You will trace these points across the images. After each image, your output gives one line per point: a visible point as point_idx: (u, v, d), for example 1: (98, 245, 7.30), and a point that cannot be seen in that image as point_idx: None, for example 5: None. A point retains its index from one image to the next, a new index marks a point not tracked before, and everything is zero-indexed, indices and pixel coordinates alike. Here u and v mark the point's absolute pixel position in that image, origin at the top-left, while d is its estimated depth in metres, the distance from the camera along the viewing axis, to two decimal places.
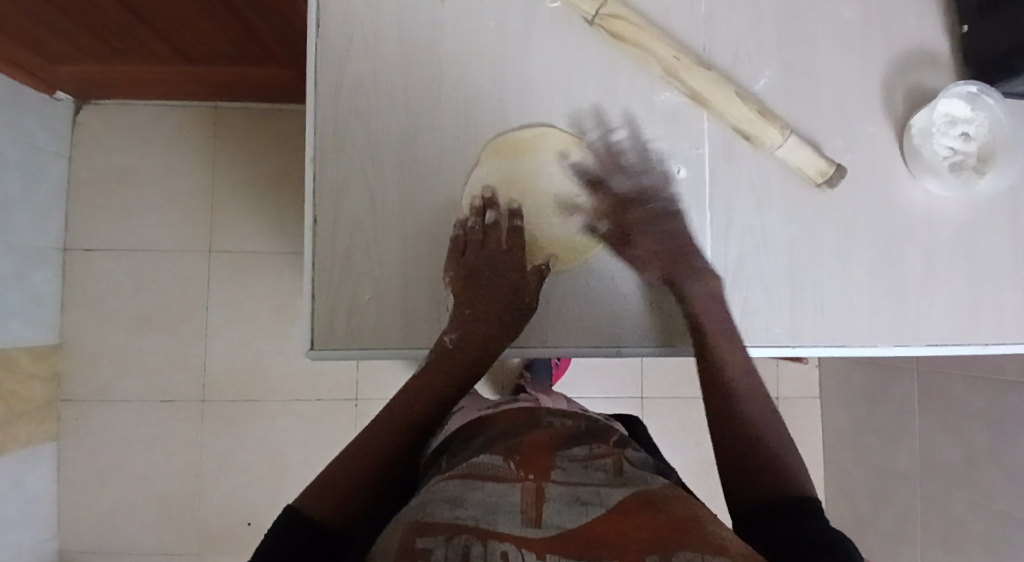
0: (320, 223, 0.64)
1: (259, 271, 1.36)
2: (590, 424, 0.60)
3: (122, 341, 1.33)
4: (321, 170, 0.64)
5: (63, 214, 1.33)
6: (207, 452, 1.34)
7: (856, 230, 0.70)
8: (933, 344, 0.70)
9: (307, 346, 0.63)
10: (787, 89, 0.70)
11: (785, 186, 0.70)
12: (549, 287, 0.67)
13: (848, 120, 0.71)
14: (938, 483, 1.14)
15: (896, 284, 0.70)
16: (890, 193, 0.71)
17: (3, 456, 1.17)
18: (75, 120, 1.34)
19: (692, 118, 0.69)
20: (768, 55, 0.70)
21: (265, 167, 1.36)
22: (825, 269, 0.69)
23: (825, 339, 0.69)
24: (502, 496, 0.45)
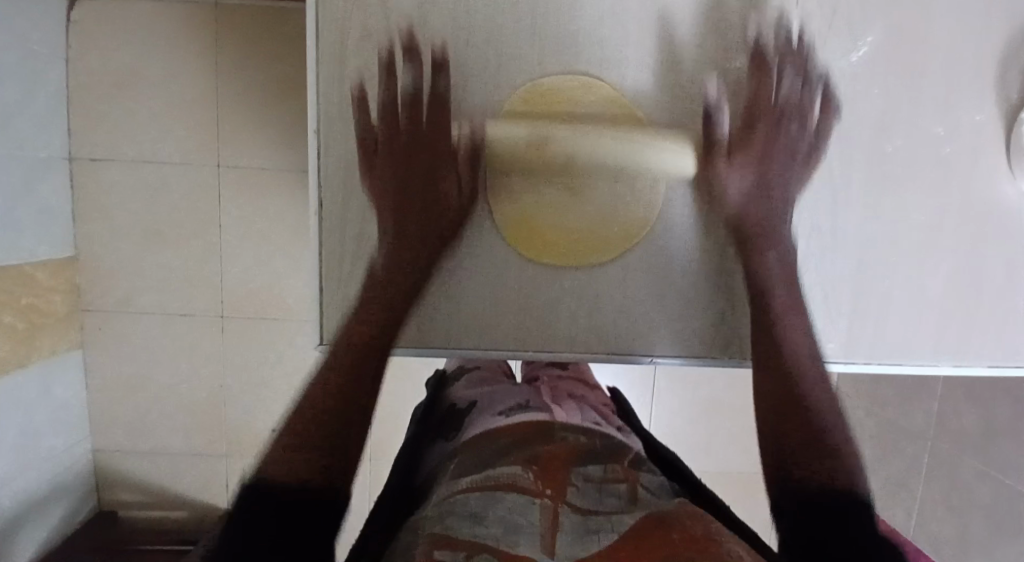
0: (326, 206, 0.60)
1: (272, 189, 1.30)
2: (607, 442, 0.58)
3: (137, 255, 1.32)
4: (326, 146, 0.59)
5: (65, 121, 1.26)
6: (228, 366, 1.37)
7: (941, 232, 0.62)
8: (993, 365, 0.65)
9: (315, 340, 0.62)
10: (889, 61, 0.60)
11: (872, 177, 0.61)
12: (586, 290, 0.63)
13: (953, 105, 0.60)
14: (949, 444, 1.13)
15: (969, 302, 0.64)
16: (982, 195, 0.62)
17: (29, 367, 1.20)
18: (68, 16, 1.23)
19: (763, 94, 0.60)
20: (868, 12, 0.59)
21: (272, 75, 1.26)
22: (892, 278, 0.63)
23: (880, 356, 0.64)
24: (521, 513, 0.43)
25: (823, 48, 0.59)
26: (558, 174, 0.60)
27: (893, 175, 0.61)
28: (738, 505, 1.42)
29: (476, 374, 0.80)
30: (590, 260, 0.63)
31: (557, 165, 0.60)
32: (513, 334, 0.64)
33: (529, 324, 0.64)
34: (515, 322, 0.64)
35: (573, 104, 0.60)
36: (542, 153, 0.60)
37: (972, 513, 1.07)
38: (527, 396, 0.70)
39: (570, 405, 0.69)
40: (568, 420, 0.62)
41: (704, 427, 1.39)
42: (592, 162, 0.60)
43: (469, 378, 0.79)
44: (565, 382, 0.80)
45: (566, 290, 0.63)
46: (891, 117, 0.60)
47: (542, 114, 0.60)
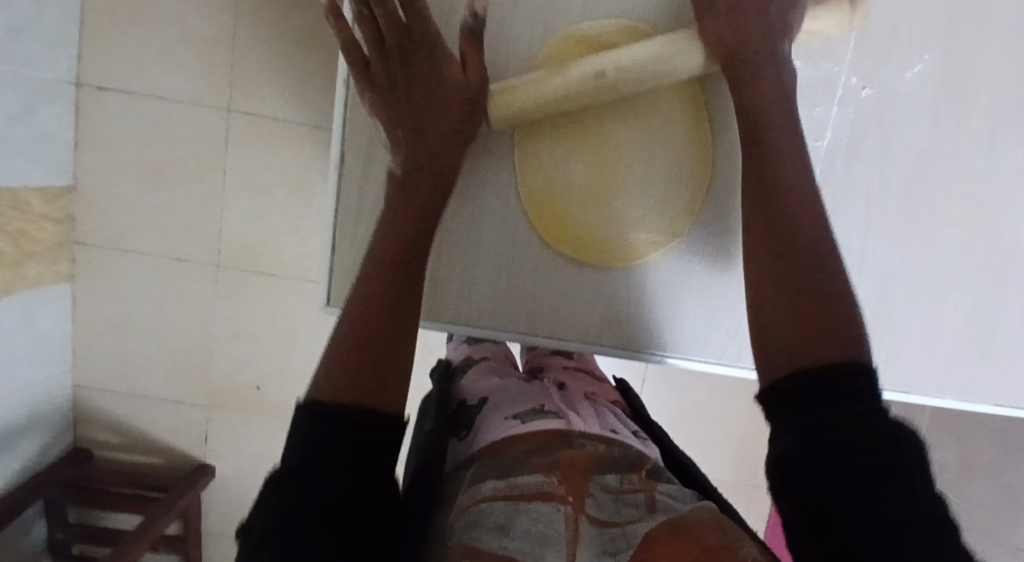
0: (345, 162, 0.59)
1: (280, 141, 1.27)
2: (626, 452, 0.54)
3: (136, 192, 1.28)
4: (352, 98, 0.58)
5: (74, 44, 1.21)
6: (218, 317, 1.34)
7: (969, 269, 0.61)
8: (1001, 407, 0.64)
9: (321, 301, 0.62)
10: (945, 84, 0.58)
11: (912, 201, 0.59)
12: (603, 284, 0.62)
13: (1002, 140, 0.59)
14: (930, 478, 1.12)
15: (985, 346, 0.63)
16: (1017, 234, 0.61)
17: (15, 294, 1.17)
18: None
19: (813, 102, 0.57)
20: (931, 31, 0.57)
21: (292, 22, 1.22)
22: (916, 309, 0.61)
23: (889, 384, 0.62)
24: (545, 523, 0.43)
25: (879, 61, 0.57)
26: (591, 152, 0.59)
27: (932, 204, 0.59)
28: None
29: (485, 366, 0.77)
30: (611, 260, 0.61)
31: (589, 150, 0.59)
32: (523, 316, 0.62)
33: (543, 309, 0.62)
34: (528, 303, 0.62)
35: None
36: (582, 133, 0.59)
37: None
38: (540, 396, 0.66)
39: (586, 410, 0.66)
40: (587, 428, 0.58)
41: (690, 432, 1.38)
42: (630, 143, 0.59)
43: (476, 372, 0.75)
44: (573, 375, 0.78)
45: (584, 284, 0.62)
46: (940, 145, 0.59)
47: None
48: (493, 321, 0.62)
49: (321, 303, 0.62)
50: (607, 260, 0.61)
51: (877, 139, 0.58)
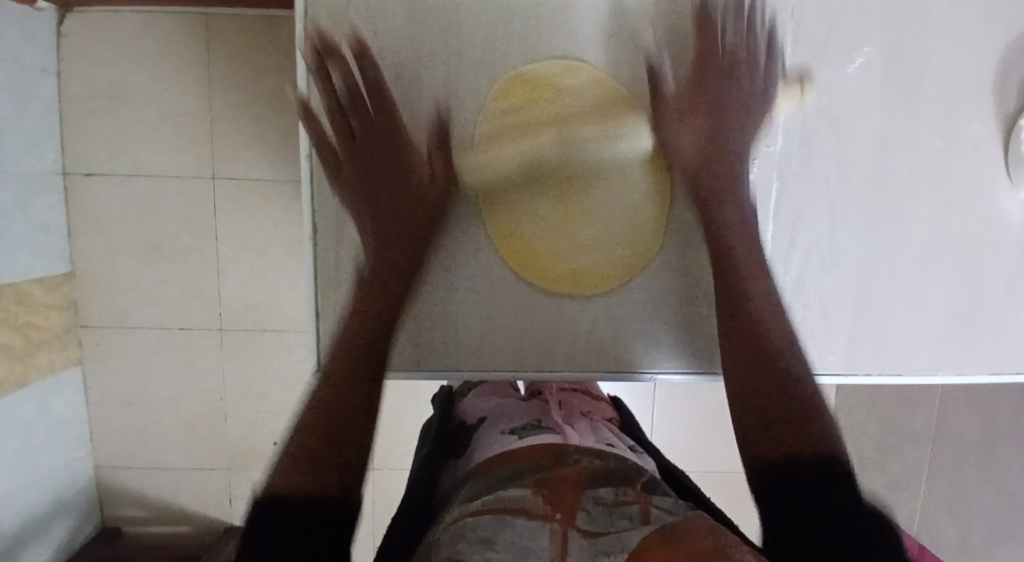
0: (320, 230, 0.61)
1: (268, 201, 1.30)
2: (622, 465, 0.55)
3: (134, 269, 1.31)
4: (318, 174, 0.60)
5: (58, 136, 1.25)
6: (229, 379, 1.36)
7: (940, 247, 0.62)
8: (996, 373, 0.65)
9: None
10: (885, 74, 0.59)
11: (871, 192, 0.61)
12: (583, 314, 0.64)
13: (951, 119, 0.60)
14: (951, 445, 1.12)
15: (972, 318, 0.64)
16: (985, 205, 0.62)
17: (28, 385, 1.19)
18: (59, 31, 1.23)
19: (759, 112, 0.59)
20: (863, 26, 0.59)
21: (263, 86, 1.25)
22: (896, 294, 0.63)
23: (882, 368, 0.64)
24: (530, 538, 0.43)
25: (819, 63, 0.59)
26: (551, 190, 0.61)
27: (891, 188, 0.61)
28: (743, 507, 1.41)
29: (483, 390, 0.80)
30: (589, 289, 0.64)
31: (552, 183, 0.61)
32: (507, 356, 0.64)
33: (526, 346, 0.64)
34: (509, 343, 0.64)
35: (572, 93, 0.60)
36: (542, 170, 0.61)
37: (979, 518, 1.06)
38: (538, 414, 0.69)
39: (583, 425, 0.69)
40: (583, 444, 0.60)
41: (707, 430, 1.38)
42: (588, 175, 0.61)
43: (476, 400, 0.77)
44: (569, 395, 0.79)
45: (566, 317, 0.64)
46: (890, 134, 0.60)
47: (549, 124, 0.61)
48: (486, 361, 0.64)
49: None
50: (585, 289, 0.64)
51: (826, 135, 0.60)
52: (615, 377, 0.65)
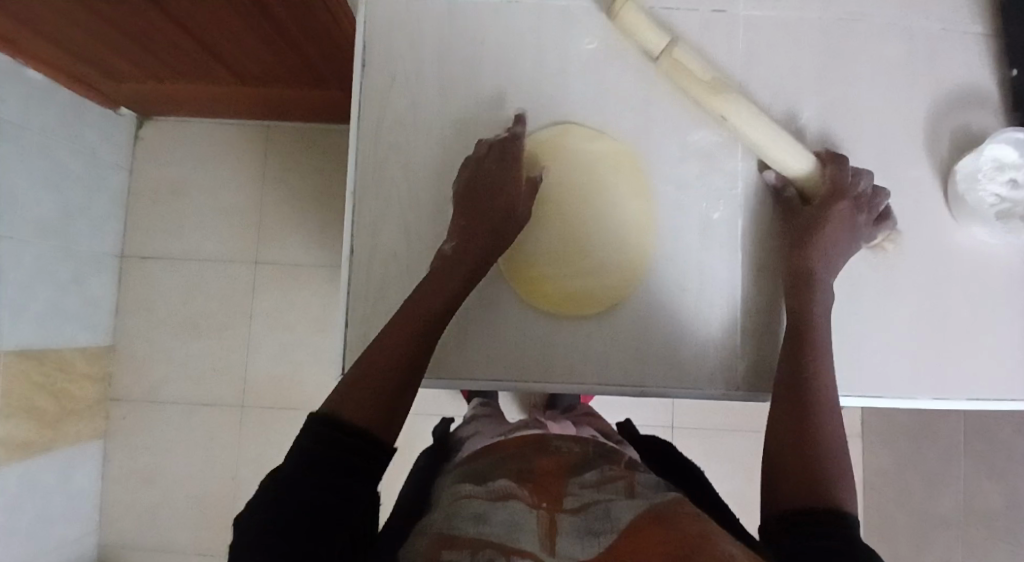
0: (358, 253, 0.62)
1: (301, 283, 1.40)
2: (600, 449, 0.61)
3: (169, 344, 1.39)
4: (359, 204, 0.62)
5: (121, 224, 1.40)
6: (243, 457, 1.38)
7: (900, 275, 0.63)
8: (977, 399, 0.62)
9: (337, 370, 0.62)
10: (824, 130, 0.65)
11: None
12: (575, 339, 0.63)
13: (891, 168, 0.65)
14: (979, 533, 1.04)
15: (942, 340, 0.63)
16: (934, 238, 0.64)
17: (53, 453, 1.23)
18: (137, 135, 1.42)
19: (721, 160, 0.64)
20: (812, 96, 0.65)
21: (308, 182, 1.41)
22: (864, 318, 0.63)
23: (862, 390, 0.62)
24: (521, 518, 0.45)
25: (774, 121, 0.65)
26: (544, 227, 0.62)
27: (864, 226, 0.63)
28: None
29: (483, 414, 0.85)
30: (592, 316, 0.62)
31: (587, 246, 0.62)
32: (507, 370, 0.62)
33: (527, 362, 0.62)
34: (507, 360, 0.62)
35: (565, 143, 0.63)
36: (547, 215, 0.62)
37: None
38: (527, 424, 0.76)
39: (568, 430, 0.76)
40: (562, 435, 0.66)
41: None
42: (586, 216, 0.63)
43: (479, 418, 0.84)
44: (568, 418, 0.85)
45: (560, 340, 0.63)
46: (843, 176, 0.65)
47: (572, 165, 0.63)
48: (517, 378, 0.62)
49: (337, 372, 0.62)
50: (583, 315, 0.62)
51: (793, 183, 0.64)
52: (612, 392, 0.62)
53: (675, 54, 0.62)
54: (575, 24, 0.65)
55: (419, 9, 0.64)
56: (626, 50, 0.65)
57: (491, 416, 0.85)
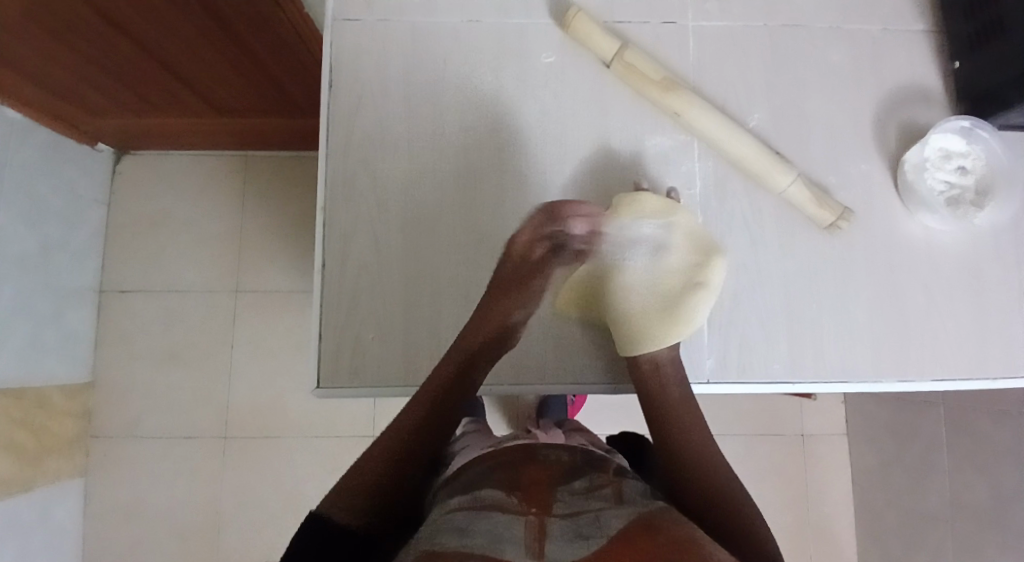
0: (329, 264, 0.62)
1: (282, 309, 1.40)
2: (586, 458, 0.62)
3: (151, 377, 1.38)
4: (330, 217, 0.63)
5: (100, 257, 1.40)
6: (228, 488, 1.35)
7: (855, 263, 0.65)
8: (940, 381, 0.64)
9: (313, 383, 0.61)
10: (778, 132, 0.67)
11: (782, 220, 0.65)
12: (554, 335, 0.64)
13: (843, 163, 0.67)
14: (970, 524, 1.05)
15: (900, 324, 0.64)
16: (887, 226, 0.66)
17: (32, 492, 1.20)
18: (114, 169, 1.43)
19: (679, 160, 0.66)
20: (765, 99, 0.68)
21: (287, 209, 1.42)
22: (825, 305, 0.64)
23: (826, 376, 0.63)
24: (507, 527, 0.44)
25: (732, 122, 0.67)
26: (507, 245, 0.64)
27: (820, 221, 0.65)
28: None
29: (471, 431, 0.84)
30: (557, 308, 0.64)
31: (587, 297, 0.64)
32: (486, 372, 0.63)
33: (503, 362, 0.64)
34: None
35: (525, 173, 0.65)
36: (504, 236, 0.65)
37: None
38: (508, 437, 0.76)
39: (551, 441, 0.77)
40: (546, 446, 0.66)
41: None
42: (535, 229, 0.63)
43: (467, 434, 0.84)
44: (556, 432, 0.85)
45: (539, 339, 0.64)
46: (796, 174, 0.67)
47: (540, 166, 0.65)
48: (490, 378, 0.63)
49: (314, 385, 0.62)
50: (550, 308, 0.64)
51: (753, 180, 0.66)
52: (589, 389, 0.64)
53: (626, 58, 0.65)
54: (535, 39, 0.67)
55: (383, 28, 0.66)
56: (584, 62, 0.67)
57: (482, 433, 0.84)
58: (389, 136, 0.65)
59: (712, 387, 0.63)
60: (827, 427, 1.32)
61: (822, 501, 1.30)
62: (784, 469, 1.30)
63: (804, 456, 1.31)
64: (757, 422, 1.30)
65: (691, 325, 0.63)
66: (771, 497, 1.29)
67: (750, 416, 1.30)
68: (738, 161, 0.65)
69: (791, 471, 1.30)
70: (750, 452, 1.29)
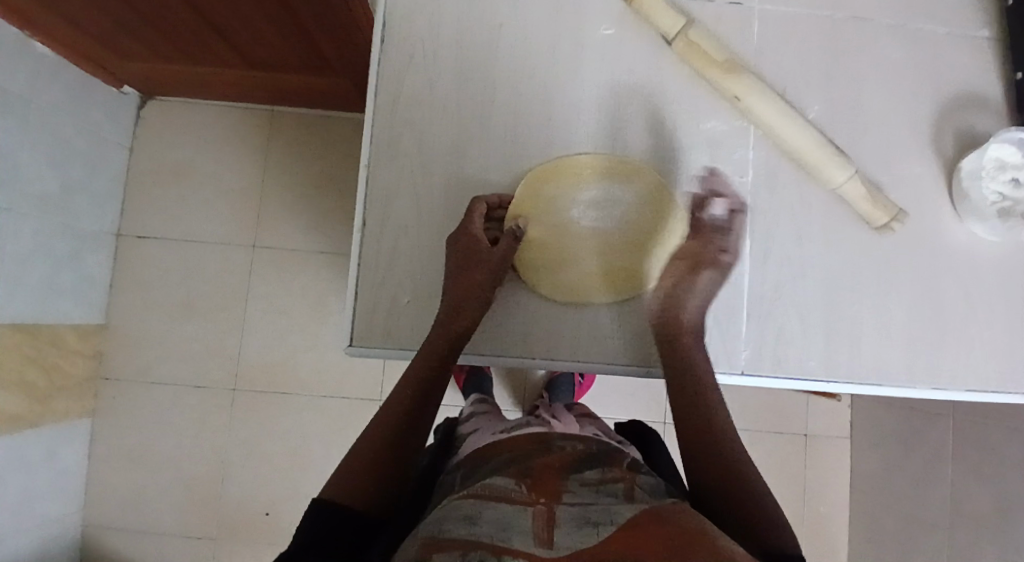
0: (369, 223, 0.62)
1: (298, 268, 1.40)
2: (603, 448, 0.60)
3: (163, 325, 1.38)
4: (374, 177, 0.63)
5: (119, 202, 1.39)
6: (233, 440, 1.37)
7: (897, 267, 0.65)
8: (971, 391, 0.64)
9: (345, 342, 0.62)
10: (831, 127, 0.66)
11: (829, 217, 0.65)
12: (585, 318, 0.63)
13: (893, 164, 0.66)
14: (967, 536, 1.06)
15: (937, 331, 0.64)
16: (934, 231, 0.65)
17: (42, 428, 1.22)
18: (138, 114, 1.41)
19: (732, 146, 0.65)
20: (821, 93, 0.66)
21: (310, 167, 1.41)
22: (863, 305, 0.64)
23: (860, 376, 0.63)
24: (514, 519, 0.45)
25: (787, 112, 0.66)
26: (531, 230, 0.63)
27: (868, 219, 0.65)
28: None
29: (484, 414, 0.85)
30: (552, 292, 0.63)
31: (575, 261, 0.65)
32: (517, 345, 0.63)
33: (534, 338, 0.63)
34: (515, 337, 0.63)
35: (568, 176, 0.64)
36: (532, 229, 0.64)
37: None
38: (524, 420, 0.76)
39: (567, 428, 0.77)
40: (564, 434, 0.65)
41: None
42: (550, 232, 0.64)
43: (475, 417, 0.83)
44: (568, 418, 0.85)
45: (568, 320, 0.63)
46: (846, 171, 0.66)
47: (590, 137, 0.65)
48: (521, 351, 0.63)
49: (345, 345, 0.62)
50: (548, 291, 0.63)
51: (805, 173, 0.65)
52: (618, 372, 0.63)
53: (690, 38, 0.64)
54: (592, 11, 0.66)
55: None
56: (641, 39, 0.66)
57: (490, 414, 0.85)
58: (440, 98, 0.64)
59: (745, 377, 0.63)
60: (830, 430, 1.33)
61: (819, 502, 1.31)
62: (785, 467, 1.31)
63: (805, 456, 1.31)
64: (761, 419, 1.30)
65: (728, 314, 0.63)
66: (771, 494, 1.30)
67: (757, 412, 1.31)
68: (791, 152, 0.64)
69: (792, 469, 1.31)
70: (752, 448, 1.30)
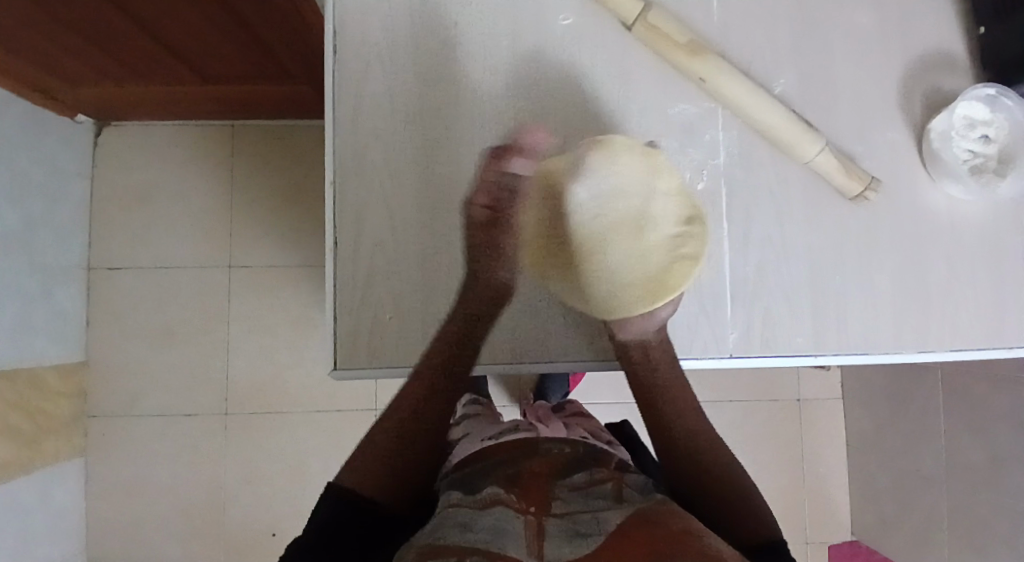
0: (342, 241, 0.61)
1: (279, 284, 1.38)
2: (589, 450, 0.60)
3: (146, 355, 1.36)
4: (342, 194, 0.61)
5: (86, 234, 1.35)
6: (231, 464, 1.35)
7: (877, 234, 0.65)
8: (958, 351, 0.65)
9: (330, 365, 0.60)
10: (801, 99, 0.66)
11: (809, 193, 0.65)
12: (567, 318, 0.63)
13: (865, 131, 0.66)
14: (963, 481, 1.09)
15: (921, 295, 0.65)
16: (910, 196, 0.66)
17: (32, 473, 1.19)
18: (95, 141, 1.37)
19: (702, 128, 0.64)
20: (788, 64, 0.66)
21: (281, 180, 1.38)
22: (847, 275, 0.64)
23: (849, 347, 0.64)
24: (508, 524, 0.44)
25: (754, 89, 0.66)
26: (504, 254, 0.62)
27: (845, 191, 0.65)
28: None
29: (474, 417, 0.84)
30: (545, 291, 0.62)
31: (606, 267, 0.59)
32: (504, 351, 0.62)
33: (520, 343, 0.63)
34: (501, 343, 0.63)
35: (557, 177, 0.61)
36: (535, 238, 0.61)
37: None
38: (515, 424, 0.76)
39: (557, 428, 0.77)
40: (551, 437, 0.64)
41: None
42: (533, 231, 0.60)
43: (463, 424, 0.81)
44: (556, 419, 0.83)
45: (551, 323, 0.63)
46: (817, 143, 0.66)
47: (559, 133, 0.64)
48: (514, 356, 0.62)
49: (330, 367, 0.61)
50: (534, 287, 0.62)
51: (778, 149, 0.65)
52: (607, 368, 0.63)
53: (651, 20, 0.63)
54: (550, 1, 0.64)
55: None
56: (605, 25, 0.64)
57: (480, 417, 0.84)
58: (403, 106, 0.62)
59: (736, 360, 0.63)
60: (823, 392, 1.35)
61: (818, 463, 1.33)
62: (781, 433, 1.32)
63: (800, 420, 1.33)
64: (756, 389, 1.32)
65: (715, 299, 0.63)
66: (769, 461, 1.32)
67: (750, 383, 1.32)
68: (762, 129, 0.64)
69: (789, 434, 1.32)
70: (749, 418, 1.32)
